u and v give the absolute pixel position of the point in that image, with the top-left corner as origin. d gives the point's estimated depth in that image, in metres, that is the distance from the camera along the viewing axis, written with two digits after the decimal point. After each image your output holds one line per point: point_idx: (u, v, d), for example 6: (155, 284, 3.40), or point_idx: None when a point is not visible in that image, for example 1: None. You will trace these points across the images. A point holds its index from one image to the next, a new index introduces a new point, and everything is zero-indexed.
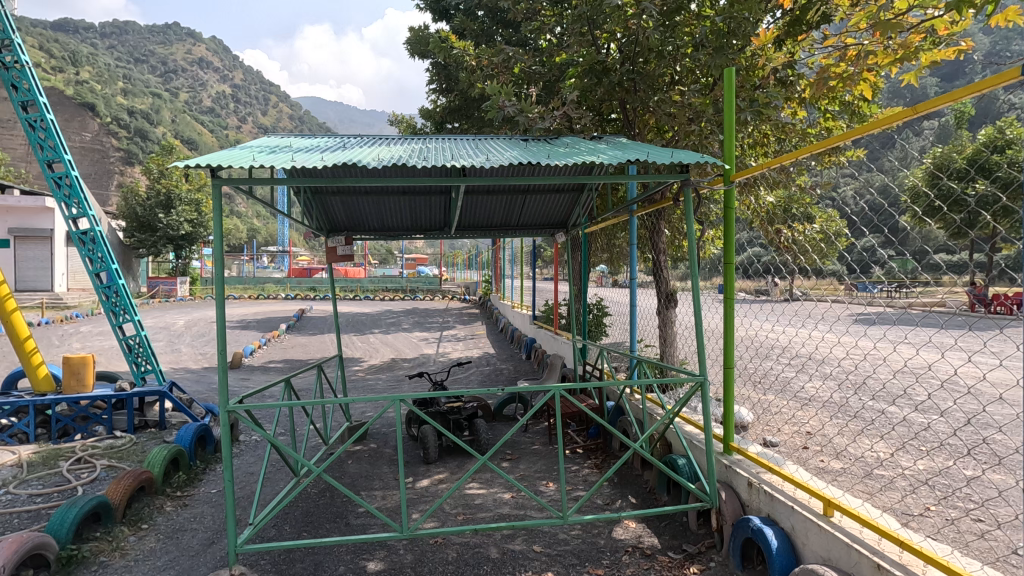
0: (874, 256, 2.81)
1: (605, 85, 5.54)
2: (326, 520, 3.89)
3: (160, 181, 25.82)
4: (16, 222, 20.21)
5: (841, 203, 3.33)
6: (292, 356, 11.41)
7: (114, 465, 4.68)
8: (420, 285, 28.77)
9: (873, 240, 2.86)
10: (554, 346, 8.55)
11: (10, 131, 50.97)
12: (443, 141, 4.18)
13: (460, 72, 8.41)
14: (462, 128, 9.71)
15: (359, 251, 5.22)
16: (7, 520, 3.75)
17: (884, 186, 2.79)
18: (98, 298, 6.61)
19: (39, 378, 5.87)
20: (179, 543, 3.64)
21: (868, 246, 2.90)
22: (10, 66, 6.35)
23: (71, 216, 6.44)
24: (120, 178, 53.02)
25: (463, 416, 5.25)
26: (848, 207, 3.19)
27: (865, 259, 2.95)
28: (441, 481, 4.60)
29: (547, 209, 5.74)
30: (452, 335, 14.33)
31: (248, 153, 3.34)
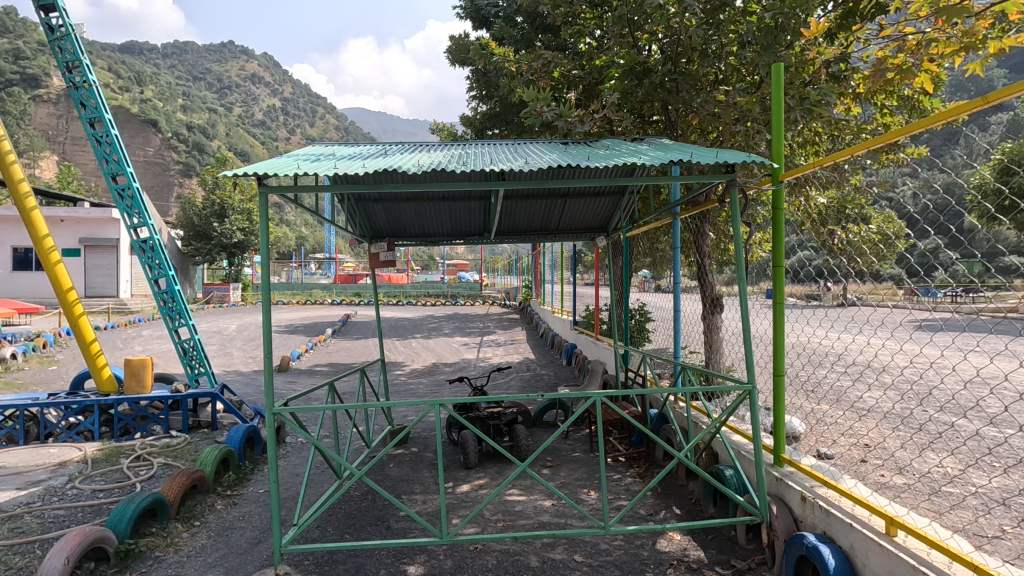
0: (936, 259, 2.60)
1: (647, 87, 5.39)
2: (368, 523, 3.94)
3: (215, 192, 27.11)
4: (86, 232, 21.51)
5: (899, 203, 3.12)
6: (337, 360, 11.66)
7: (169, 464, 4.88)
8: (461, 290, 29.01)
9: (934, 242, 2.65)
10: (595, 352, 8.44)
11: (82, 148, 54.61)
12: (483, 146, 4.18)
13: (500, 77, 8.43)
14: (501, 134, 9.75)
15: (400, 257, 5.29)
16: (72, 513, 3.92)
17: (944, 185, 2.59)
18: (156, 303, 6.91)
19: (103, 379, 6.14)
20: (229, 541, 3.75)
21: (928, 248, 2.69)
22: (79, 85, 6.69)
23: (133, 225, 6.77)
24: (179, 190, 56.11)
25: (503, 421, 5.23)
26: (907, 208, 2.98)
27: (923, 262, 2.74)
28: (481, 486, 4.59)
29: (587, 212, 5.66)
30: (493, 340, 14.40)
31: (293, 161, 3.41)
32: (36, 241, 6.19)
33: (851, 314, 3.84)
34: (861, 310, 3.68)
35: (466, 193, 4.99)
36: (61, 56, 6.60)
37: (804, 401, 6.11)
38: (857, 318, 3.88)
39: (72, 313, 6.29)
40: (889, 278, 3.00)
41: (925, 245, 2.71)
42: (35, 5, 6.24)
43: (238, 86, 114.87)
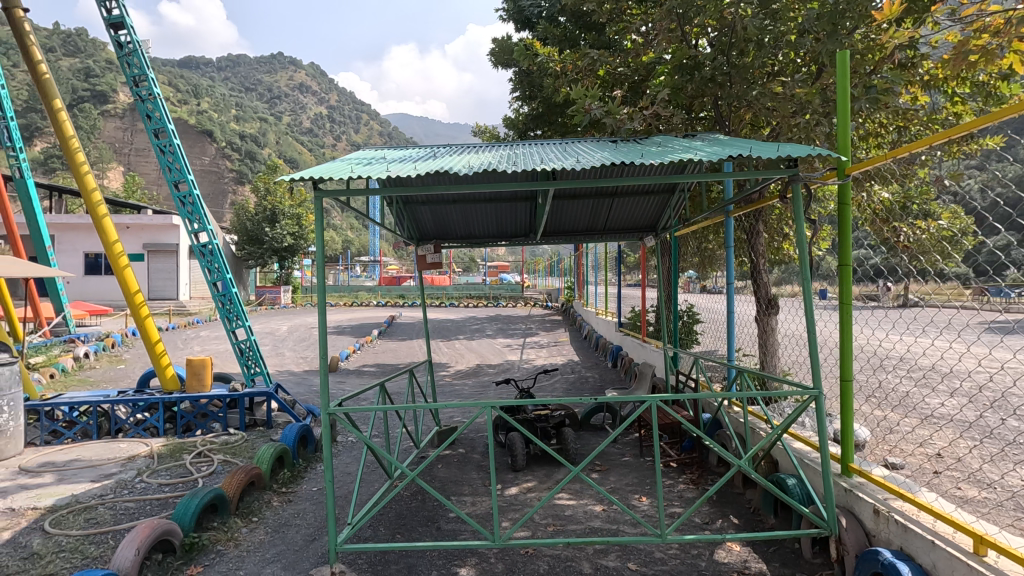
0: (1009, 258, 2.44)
1: (698, 81, 5.23)
2: (418, 524, 3.96)
3: (267, 198, 28.21)
4: (149, 238, 22.68)
5: (967, 198, 2.94)
6: (383, 361, 11.87)
7: (229, 460, 5.05)
8: (503, 292, 29.05)
9: (1002, 239, 2.49)
10: (642, 354, 8.28)
11: (144, 158, 57.81)
12: (531, 146, 4.14)
13: (544, 77, 8.37)
14: (544, 135, 9.70)
15: (447, 259, 5.32)
16: (141, 506, 4.09)
17: (1016, 178, 2.43)
18: (215, 305, 7.19)
19: (167, 377, 6.41)
20: (286, 537, 3.84)
21: (997, 246, 2.52)
22: (145, 98, 7.02)
23: (194, 230, 7.06)
24: (233, 196, 58.61)
25: (551, 424, 5.17)
26: (975, 204, 2.80)
27: (993, 261, 2.58)
28: (529, 489, 4.54)
29: (635, 211, 5.55)
30: (536, 342, 14.36)
31: (346, 166, 3.47)
32: (107, 246, 6.53)
33: (916, 315, 3.64)
34: (926, 310, 3.49)
35: (513, 194, 4.96)
36: (129, 71, 6.95)
37: (867, 407, 5.79)
38: (925, 319, 3.67)
39: (138, 315, 6.60)
40: (955, 277, 2.83)
41: (995, 242, 2.54)
42: (105, 23, 6.59)
43: (287, 95, 118.96)
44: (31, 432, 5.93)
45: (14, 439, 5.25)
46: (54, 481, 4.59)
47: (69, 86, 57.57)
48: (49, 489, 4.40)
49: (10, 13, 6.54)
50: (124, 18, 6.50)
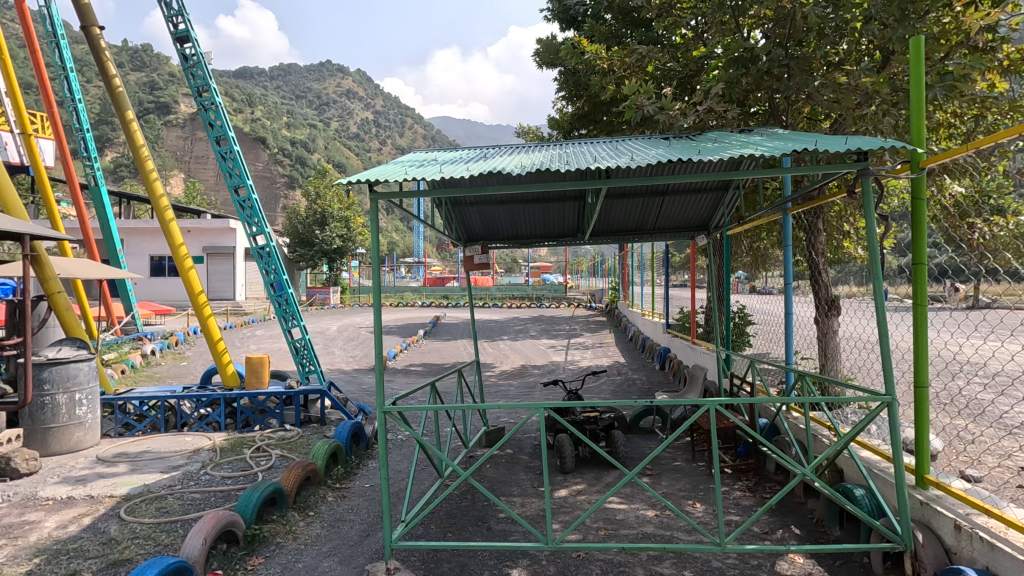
0: None
1: (754, 74, 5.06)
2: (469, 523, 3.97)
3: (317, 202, 29.21)
4: (208, 241, 23.78)
5: None
6: (430, 361, 12.02)
7: (285, 456, 5.22)
8: (546, 293, 28.96)
9: None
10: (692, 357, 8.06)
11: (203, 165, 60.79)
12: (582, 145, 4.09)
13: (591, 76, 8.28)
14: (590, 135, 9.61)
15: (494, 260, 5.32)
16: (206, 497, 4.28)
17: None
18: (272, 305, 7.46)
19: (228, 375, 6.68)
20: (341, 532, 3.93)
21: None
22: (208, 107, 7.33)
23: (253, 233, 7.35)
24: (285, 201, 60.86)
25: (600, 426, 5.10)
26: None
27: None
28: (579, 492, 4.49)
29: (686, 210, 5.42)
30: (580, 343, 14.26)
31: (399, 168, 3.52)
32: (173, 249, 6.88)
33: (994, 317, 3.41)
34: (1004, 313, 3.27)
35: (561, 194, 4.92)
36: (194, 82, 7.28)
37: (938, 416, 5.45)
38: (1003, 322, 3.43)
39: (201, 314, 6.92)
40: None
41: None
42: (172, 37, 6.94)
43: (335, 102, 122.43)
44: (107, 424, 6.31)
45: (92, 430, 5.60)
46: (127, 471, 4.86)
47: (136, 99, 61.20)
48: (123, 478, 4.67)
49: (87, 31, 6.98)
50: (190, 31, 6.83)
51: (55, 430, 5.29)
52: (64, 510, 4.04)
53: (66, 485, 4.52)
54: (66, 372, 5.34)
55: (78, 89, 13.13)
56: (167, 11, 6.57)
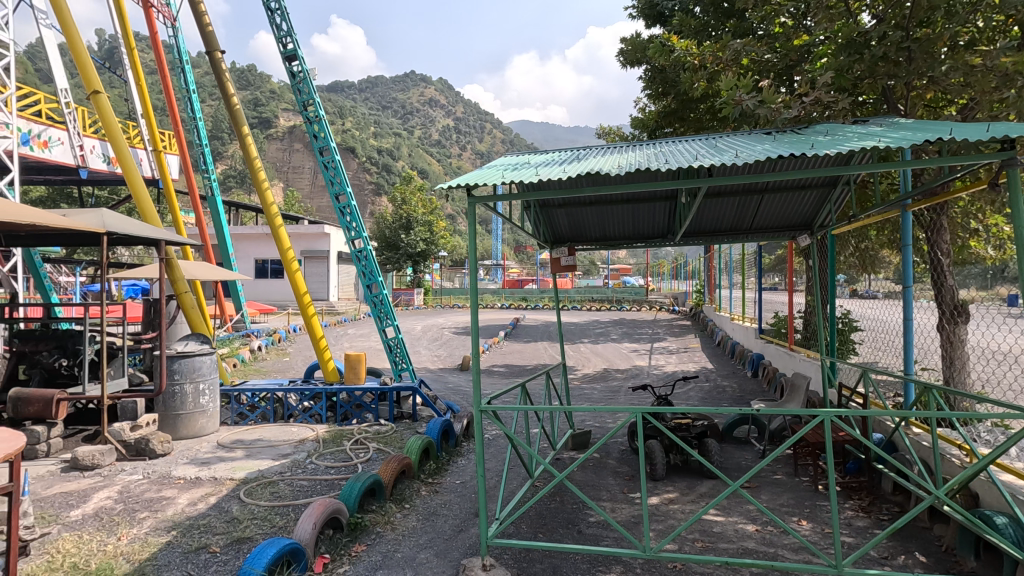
0: None
1: (868, 61, 4.69)
2: (559, 525, 3.97)
3: (403, 207, 30.51)
4: (306, 245, 25.49)
5: None
6: (511, 362, 12.13)
7: (382, 449, 5.49)
8: (626, 295, 28.34)
9: None
10: (790, 364, 7.58)
11: (300, 175, 65.23)
12: (678, 143, 3.97)
13: (679, 73, 8.05)
14: (677, 133, 9.33)
15: (581, 262, 5.29)
16: (313, 485, 4.58)
17: None
18: (368, 305, 7.86)
19: (329, 370, 7.12)
20: (435, 525, 4.06)
21: None
22: (312, 120, 7.83)
23: (351, 237, 7.78)
24: (372, 206, 63.96)
25: (693, 434, 4.92)
26: None
27: None
28: (672, 500, 4.35)
29: (788, 209, 5.11)
30: (664, 347, 13.83)
31: (496, 172, 3.59)
32: (281, 253, 7.43)
33: None
34: None
35: (653, 194, 4.80)
36: (300, 97, 7.81)
37: None
38: None
39: (306, 313, 7.41)
40: None
41: None
42: (281, 57, 7.50)
43: (418, 110, 127.14)
44: (225, 412, 6.90)
45: (213, 417, 6.15)
46: (244, 456, 5.31)
47: None
48: (241, 463, 5.10)
49: (211, 56, 7.71)
50: (297, 50, 7.35)
51: (183, 416, 5.87)
52: (193, 488, 4.48)
53: (194, 466, 5.00)
54: (193, 364, 5.90)
55: (198, 110, 14.52)
56: (278, 33, 7.12)
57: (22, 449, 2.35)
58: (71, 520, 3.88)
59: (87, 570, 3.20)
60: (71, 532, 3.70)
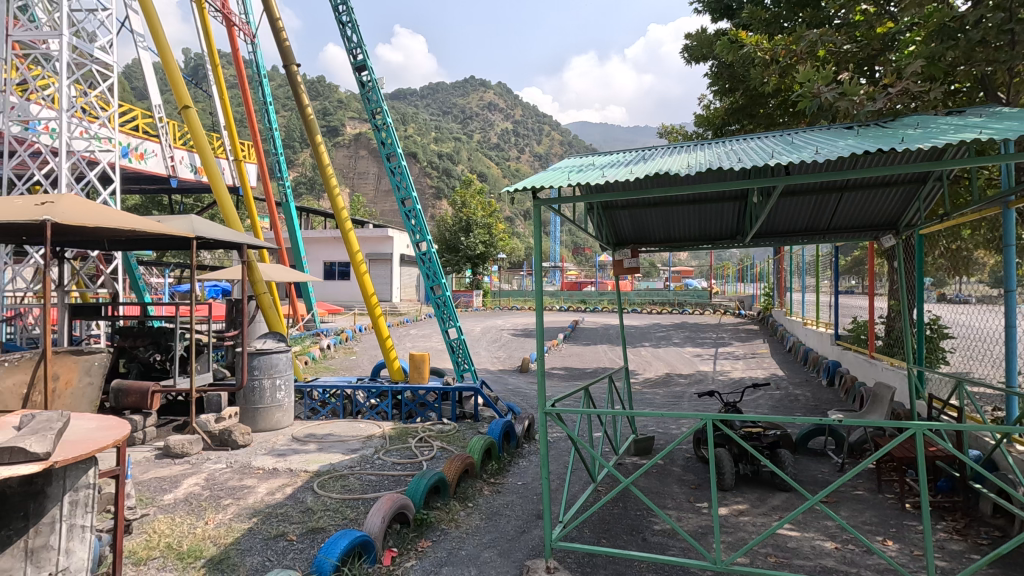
0: None
1: (963, 47, 4.37)
2: (623, 531, 3.90)
3: (463, 210, 31.00)
4: (370, 248, 26.41)
5: None
6: (571, 365, 12.06)
7: (445, 448, 5.60)
8: (689, 299, 27.50)
9: None
10: (872, 373, 7.11)
11: (365, 180, 67.66)
12: (750, 141, 3.83)
13: (748, 67, 7.76)
14: (745, 130, 8.98)
15: (645, 264, 5.18)
16: (381, 480, 4.73)
17: None
18: (432, 306, 8.04)
19: (394, 369, 7.34)
20: (498, 525, 4.10)
21: None
22: (380, 127, 8.10)
23: (416, 240, 8.00)
24: (433, 210, 65.39)
25: (764, 444, 4.71)
26: None
27: None
28: (742, 512, 4.19)
29: (870, 207, 4.81)
30: (730, 352, 13.31)
31: (561, 174, 3.59)
32: (351, 255, 7.73)
33: None
34: None
35: (722, 194, 4.63)
36: (369, 105, 8.11)
37: None
38: None
39: (373, 314, 7.67)
40: None
41: None
42: (352, 68, 7.82)
43: (477, 115, 129.00)
44: (298, 408, 7.25)
45: (288, 412, 6.49)
46: (316, 450, 5.56)
47: None
48: (314, 456, 5.35)
49: (288, 69, 8.15)
50: (366, 61, 7.65)
51: (261, 410, 6.22)
52: (272, 479, 4.74)
53: (271, 457, 5.29)
54: (270, 361, 6.24)
55: (274, 121, 15.36)
56: (349, 45, 7.43)
57: (128, 437, 2.54)
58: (165, 503, 4.20)
59: (180, 551, 3.46)
60: (165, 514, 4.01)
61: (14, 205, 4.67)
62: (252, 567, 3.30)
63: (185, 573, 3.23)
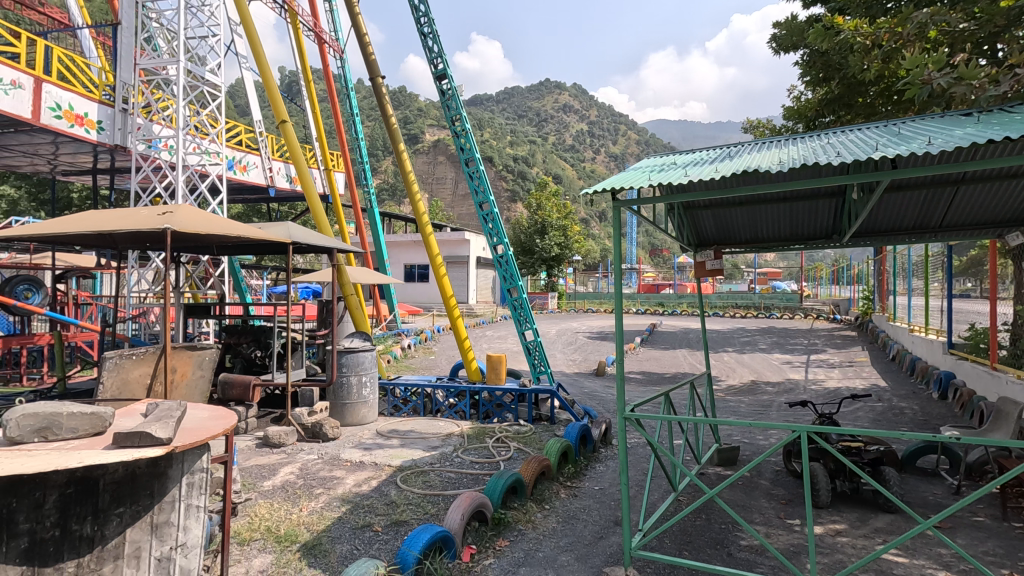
0: None
1: None
2: (707, 544, 3.75)
3: (538, 213, 31.06)
4: (448, 251, 27.13)
5: None
6: (649, 369, 11.75)
7: (522, 449, 5.65)
8: (776, 302, 25.94)
9: None
10: (994, 388, 6.38)
11: (442, 185, 69.64)
12: (847, 134, 3.57)
13: (845, 54, 7.25)
14: (840, 121, 8.40)
15: (729, 266, 4.96)
16: (460, 478, 4.84)
17: None
18: (509, 308, 8.13)
19: (472, 369, 7.49)
20: (575, 529, 4.07)
21: None
22: (459, 134, 8.30)
23: (493, 244, 8.14)
24: (508, 213, 66.13)
25: (866, 460, 4.34)
26: None
27: None
28: (839, 532, 3.90)
29: (992, 201, 4.31)
30: (823, 360, 12.42)
31: (642, 174, 3.52)
32: (431, 258, 7.97)
33: None
34: None
35: (817, 191, 4.33)
36: (448, 112, 8.33)
37: None
38: None
39: (452, 315, 7.87)
40: None
41: None
42: (433, 77, 8.09)
43: (552, 117, 129.14)
44: (382, 404, 7.58)
45: (373, 408, 6.81)
46: (399, 445, 5.80)
47: None
48: (397, 451, 5.57)
49: (374, 82, 8.56)
50: (446, 69, 7.88)
51: (348, 405, 6.57)
52: (358, 471, 4.99)
53: (358, 451, 5.57)
54: (357, 359, 6.57)
55: (361, 131, 16.20)
56: (430, 55, 7.69)
57: (235, 426, 2.76)
58: (264, 489, 4.54)
59: (278, 534, 3.73)
60: (265, 499, 4.34)
61: (140, 215, 5.21)
62: (341, 554, 3.48)
63: (282, 556, 3.47)
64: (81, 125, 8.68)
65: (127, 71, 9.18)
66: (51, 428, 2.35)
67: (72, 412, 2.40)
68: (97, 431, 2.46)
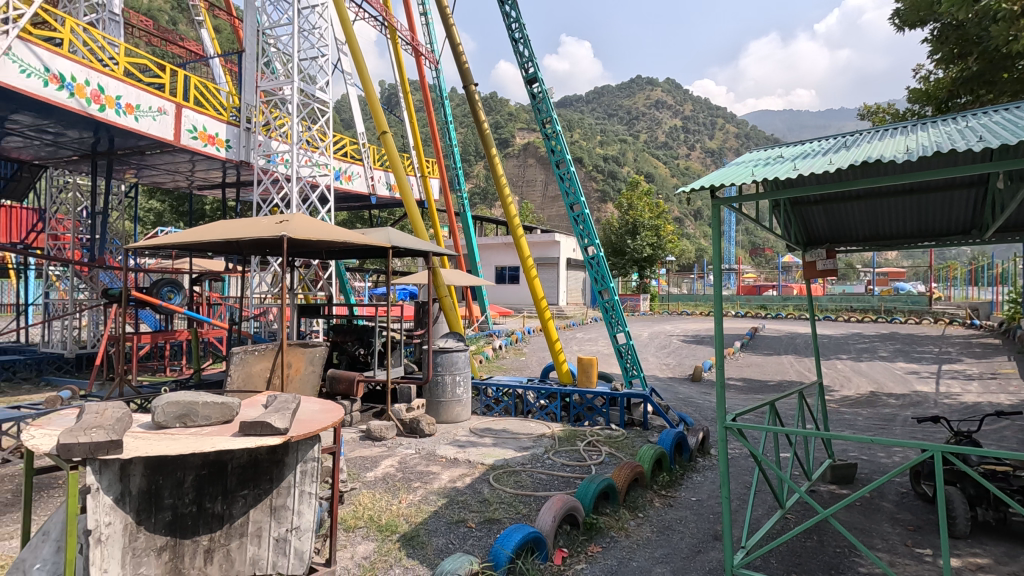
0: None
1: None
2: (819, 568, 3.45)
3: (629, 213, 30.25)
4: (538, 252, 27.27)
5: None
6: (750, 376, 11.06)
7: (614, 454, 5.54)
8: (899, 304, 23.37)
9: None
10: None
11: (532, 187, 70.18)
12: (991, 115, 3.13)
13: (986, 23, 6.38)
14: (981, 100, 7.40)
15: (845, 266, 4.54)
16: (551, 479, 4.85)
17: None
18: (601, 310, 8.02)
19: (562, 371, 7.47)
20: (671, 541, 3.92)
21: None
22: (550, 136, 8.31)
23: (584, 245, 8.07)
24: (598, 213, 65.28)
25: (1016, 487, 3.78)
26: None
27: None
28: (980, 568, 3.43)
29: None
30: (959, 371, 11.01)
31: (745, 169, 3.31)
32: (522, 260, 8.05)
33: None
34: None
35: (951, 180, 3.85)
36: (539, 115, 8.37)
37: None
38: None
39: (542, 317, 7.90)
40: None
41: None
42: (524, 81, 8.18)
43: (644, 115, 125.83)
44: (475, 403, 7.76)
45: (466, 406, 6.99)
46: (491, 444, 5.91)
47: None
48: (489, 450, 5.68)
49: (467, 89, 8.80)
50: (536, 73, 7.93)
51: (443, 403, 6.80)
52: (453, 467, 5.14)
53: (453, 448, 5.75)
54: (451, 359, 6.78)
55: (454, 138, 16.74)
56: (520, 59, 7.78)
57: (341, 419, 2.94)
58: (367, 480, 4.82)
59: (380, 524, 3.93)
60: (368, 489, 4.60)
61: (260, 224, 5.74)
62: (437, 547, 3.61)
63: (384, 544, 3.66)
64: (212, 144, 9.67)
65: (250, 93, 10.17)
66: (190, 415, 2.64)
67: (206, 401, 2.68)
68: (226, 419, 2.73)
